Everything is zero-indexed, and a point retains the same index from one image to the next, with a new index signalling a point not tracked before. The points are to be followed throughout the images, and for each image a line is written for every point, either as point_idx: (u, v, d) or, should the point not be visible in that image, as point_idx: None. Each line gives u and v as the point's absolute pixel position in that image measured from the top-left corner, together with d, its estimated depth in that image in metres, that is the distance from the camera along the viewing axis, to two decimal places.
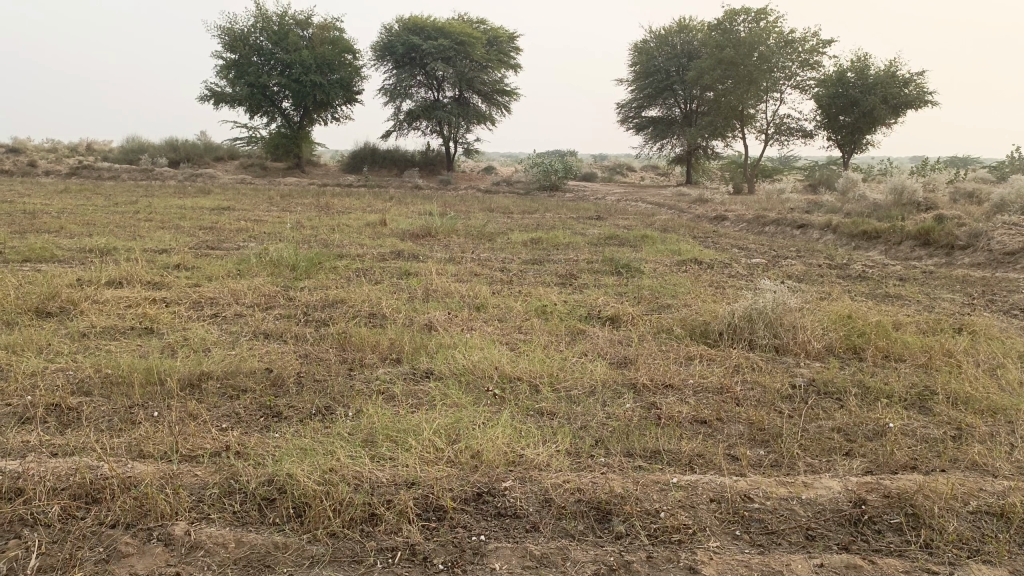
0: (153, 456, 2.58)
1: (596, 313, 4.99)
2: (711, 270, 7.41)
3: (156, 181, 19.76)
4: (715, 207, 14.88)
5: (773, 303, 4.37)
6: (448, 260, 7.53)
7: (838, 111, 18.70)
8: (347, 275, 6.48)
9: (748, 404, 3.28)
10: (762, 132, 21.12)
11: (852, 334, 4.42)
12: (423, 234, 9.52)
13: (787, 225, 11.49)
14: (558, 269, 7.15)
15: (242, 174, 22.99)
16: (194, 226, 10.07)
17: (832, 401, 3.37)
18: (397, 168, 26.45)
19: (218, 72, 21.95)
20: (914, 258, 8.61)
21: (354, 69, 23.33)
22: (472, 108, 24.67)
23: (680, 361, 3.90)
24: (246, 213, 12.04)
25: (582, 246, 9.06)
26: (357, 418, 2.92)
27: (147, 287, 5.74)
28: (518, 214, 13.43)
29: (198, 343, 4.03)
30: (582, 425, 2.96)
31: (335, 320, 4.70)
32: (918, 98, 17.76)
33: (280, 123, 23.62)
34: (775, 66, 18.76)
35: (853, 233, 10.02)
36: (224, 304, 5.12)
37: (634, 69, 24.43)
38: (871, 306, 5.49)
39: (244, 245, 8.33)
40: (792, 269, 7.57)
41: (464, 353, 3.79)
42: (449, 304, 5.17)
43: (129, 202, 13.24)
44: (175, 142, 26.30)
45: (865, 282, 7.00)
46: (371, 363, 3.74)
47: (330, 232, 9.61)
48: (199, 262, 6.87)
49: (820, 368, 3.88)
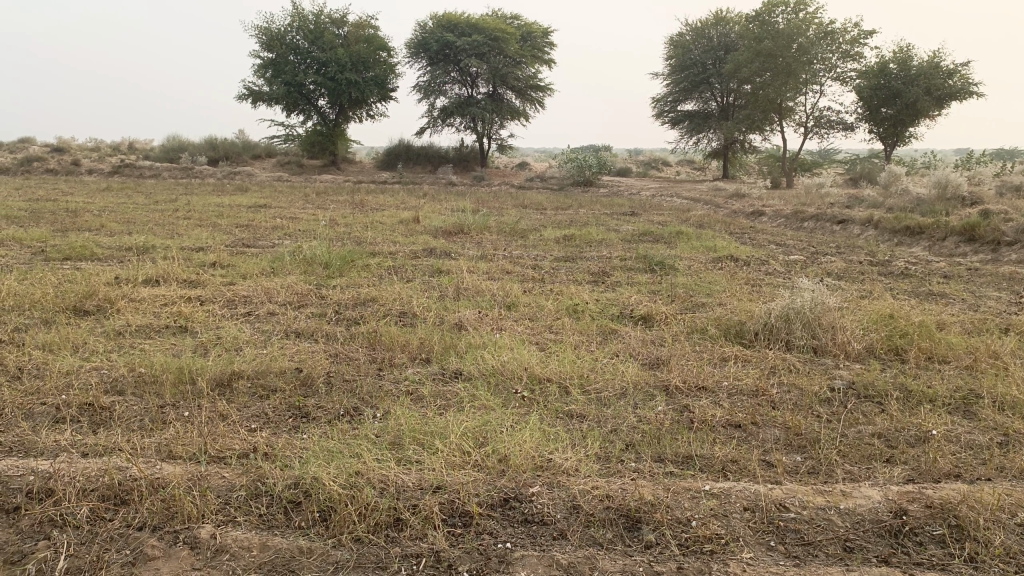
0: (182, 456, 2.59)
1: (628, 312, 4.93)
2: (747, 267, 7.27)
3: (195, 179, 20.09)
4: (752, 202, 14.65)
5: (811, 302, 4.26)
6: (480, 257, 7.51)
7: (879, 103, 18.28)
8: (379, 273, 6.49)
9: (784, 408, 3.20)
10: (801, 125, 20.75)
11: (893, 335, 4.29)
12: (456, 231, 9.51)
13: (826, 220, 11.25)
14: (591, 266, 7.07)
15: (279, 172, 23.27)
16: (231, 223, 10.19)
17: (872, 405, 3.27)
18: (432, 165, 26.54)
19: (255, 71, 22.21)
20: (959, 255, 8.37)
21: (388, 67, 23.45)
22: (506, 103, 24.64)
23: (714, 361, 3.82)
24: (282, 211, 12.17)
25: (616, 243, 8.98)
26: (385, 420, 2.90)
27: (183, 285, 5.81)
28: (552, 210, 13.36)
29: (230, 342, 4.06)
30: (612, 428, 2.91)
31: (366, 318, 4.71)
32: (963, 89, 17.29)
33: (316, 120, 23.83)
34: (815, 58, 18.41)
35: (895, 229, 9.78)
36: (257, 303, 5.15)
37: (670, 63, 24.15)
38: (914, 304, 5.34)
39: (278, 242, 8.41)
40: (831, 266, 7.40)
41: (493, 353, 3.75)
42: (480, 302, 5.15)
43: (169, 200, 13.47)
44: (214, 141, 26.71)
45: (907, 280, 6.81)
46: (401, 363, 3.73)
47: (363, 229, 9.66)
48: (234, 260, 6.95)
49: (859, 369, 3.76)
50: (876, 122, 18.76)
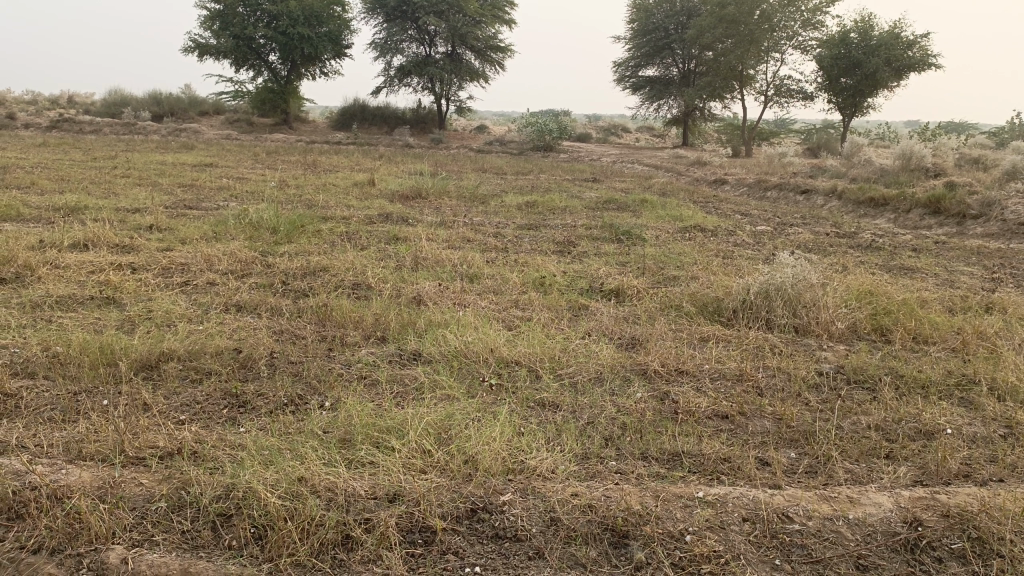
0: (94, 459, 2.22)
1: (598, 286, 4.63)
2: (715, 238, 7.04)
3: (138, 135, 19.12)
4: (714, 170, 14.52)
5: (793, 278, 4.02)
6: (438, 223, 7.18)
7: (839, 73, 18.23)
8: (331, 240, 6.08)
9: (772, 395, 2.96)
10: (762, 94, 20.61)
11: (876, 313, 4.08)
12: (413, 195, 9.08)
13: (789, 190, 11.12)
14: (556, 235, 6.76)
15: (228, 130, 22.35)
16: (173, 183, 9.60)
17: (864, 392, 3.04)
18: (388, 126, 25.79)
19: (202, 22, 21.17)
20: (923, 227, 8.28)
21: (343, 22, 22.57)
22: (465, 63, 23.99)
23: (693, 342, 3.55)
24: (228, 171, 11.55)
25: (579, 210, 8.70)
26: (336, 411, 2.57)
27: (116, 250, 5.33)
28: (512, 175, 12.97)
29: (162, 317, 3.66)
30: (588, 420, 2.63)
31: (316, 290, 4.32)
32: (922, 60, 17.18)
33: (266, 77, 22.88)
34: (776, 25, 18.17)
35: (859, 200, 9.67)
36: (196, 271, 4.72)
37: (633, 27, 23.72)
38: (889, 279, 5.16)
39: (224, 204, 7.90)
40: (800, 237, 7.23)
41: (455, 332, 3.42)
42: (440, 273, 4.80)
43: (108, 157, 12.75)
44: (159, 95, 25.47)
45: (877, 252, 6.64)
46: (353, 343, 3.38)
47: (315, 192, 9.19)
48: (173, 223, 6.44)
49: (845, 351, 3.54)
50: (835, 92, 18.68)
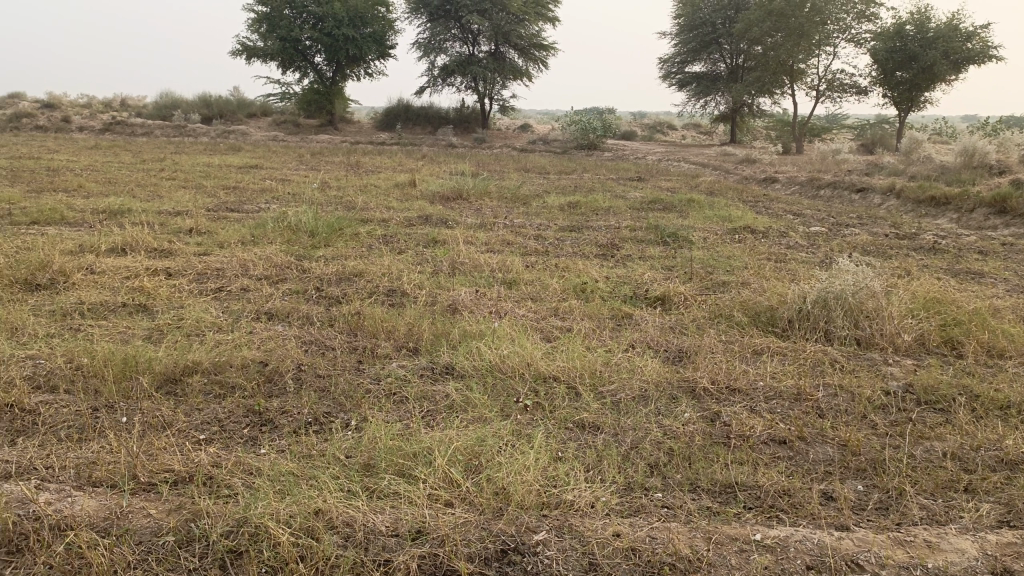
0: (104, 485, 2.10)
1: (643, 293, 4.40)
2: (766, 239, 6.74)
3: (187, 138, 19.43)
4: (764, 168, 14.11)
5: (853, 286, 3.74)
6: (478, 226, 7.02)
7: (895, 67, 17.56)
8: (369, 243, 5.97)
9: (834, 417, 2.71)
10: (813, 89, 20.01)
11: (945, 324, 3.78)
12: (454, 196, 8.95)
13: (844, 188, 10.69)
14: (599, 237, 6.55)
15: (275, 131, 22.57)
16: (217, 185, 9.63)
17: (936, 414, 2.78)
18: (432, 126, 25.78)
19: (250, 25, 21.42)
20: (988, 228, 7.83)
21: (387, 23, 22.60)
22: (508, 62, 23.83)
23: (746, 356, 3.31)
24: (272, 172, 11.58)
25: (623, 211, 8.46)
26: (361, 432, 2.42)
27: (154, 255, 5.28)
28: (555, 175, 12.76)
29: (192, 326, 3.56)
30: (632, 444, 2.43)
31: (349, 297, 4.20)
32: (983, 52, 16.46)
33: (312, 78, 23.06)
34: (828, 18, 17.59)
35: (919, 198, 9.22)
36: (230, 276, 4.64)
37: (679, 22, 23.26)
38: (955, 285, 4.82)
39: (264, 207, 7.87)
40: (857, 240, 6.88)
41: (491, 344, 3.24)
42: (477, 279, 4.63)
43: (156, 160, 12.90)
44: (208, 98, 25.86)
45: (940, 255, 6.27)
46: (384, 355, 3.22)
47: (355, 194, 9.11)
48: (213, 226, 6.40)
49: (913, 367, 3.26)
50: (890, 86, 18.01)
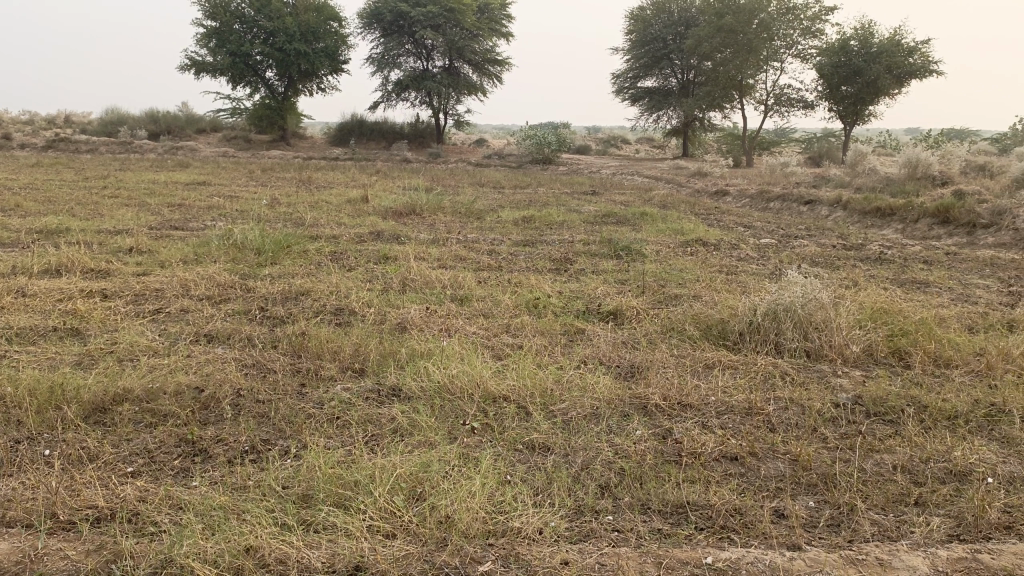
0: (18, 525, 1.96)
1: (595, 307, 4.37)
2: (718, 252, 6.78)
3: (134, 154, 18.97)
4: (716, 181, 14.30)
5: (802, 297, 3.75)
6: (431, 241, 6.93)
7: (840, 81, 17.99)
8: (318, 260, 5.84)
9: (785, 431, 2.69)
10: (762, 103, 20.41)
11: (892, 335, 3.81)
12: (407, 212, 8.84)
13: (793, 201, 10.87)
14: (553, 251, 6.51)
15: (225, 147, 22.18)
16: (162, 203, 9.37)
17: (886, 426, 2.77)
18: (386, 141, 25.62)
19: (198, 40, 21.06)
20: (932, 237, 8.01)
21: (340, 37, 22.43)
22: (462, 77, 23.84)
23: (698, 370, 3.28)
24: (221, 189, 11.33)
25: (577, 224, 8.45)
26: (300, 460, 2.31)
27: (90, 275, 5.08)
28: (510, 190, 12.74)
29: (126, 351, 3.40)
30: (582, 465, 2.37)
31: (295, 317, 4.07)
32: (924, 67, 16.97)
33: (264, 93, 22.74)
34: (775, 34, 17.98)
35: (865, 209, 9.40)
36: (170, 297, 4.48)
37: (631, 38, 23.54)
38: (902, 295, 4.89)
39: (211, 225, 7.66)
40: (806, 251, 6.97)
41: (439, 363, 3.15)
42: (428, 296, 4.55)
43: (99, 177, 12.52)
44: (156, 114, 25.32)
45: (886, 266, 6.37)
46: (328, 377, 3.11)
47: (306, 210, 8.93)
48: (155, 245, 6.20)
49: (862, 378, 3.27)
50: (836, 100, 18.44)
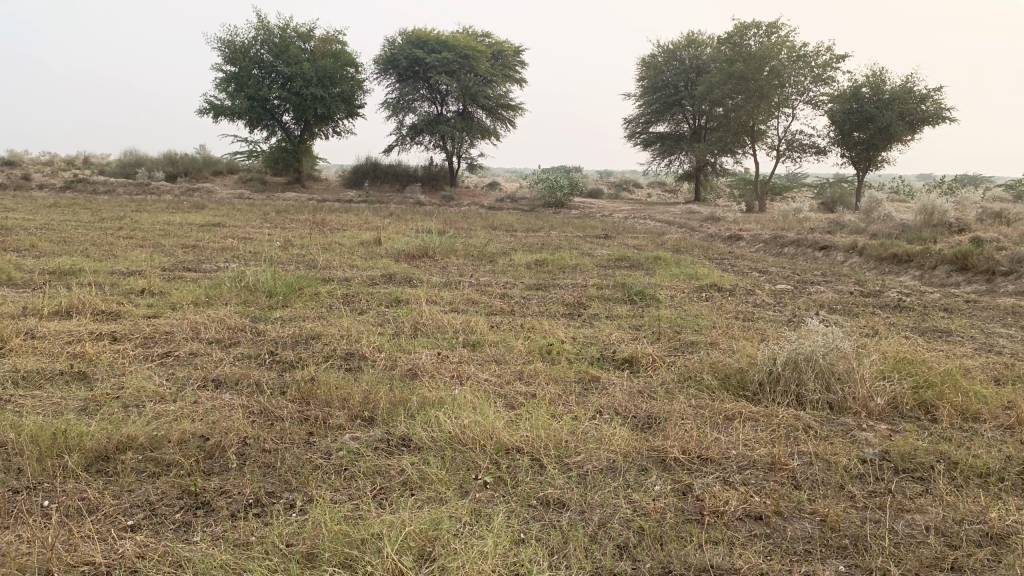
0: None
1: (611, 354, 4.28)
2: (733, 297, 6.70)
3: (151, 196, 19.18)
4: (728, 225, 14.27)
5: (823, 347, 3.66)
6: (443, 285, 6.90)
7: (852, 127, 18.03)
8: (330, 303, 5.79)
9: (810, 489, 2.58)
10: (774, 148, 20.50)
11: (918, 386, 3.69)
12: (420, 254, 8.83)
13: (807, 246, 10.79)
14: (566, 296, 6.44)
15: (241, 189, 22.41)
16: (176, 244, 9.40)
17: (917, 484, 2.65)
18: (400, 183, 25.83)
19: (217, 85, 21.45)
20: (951, 284, 7.90)
21: (356, 83, 22.79)
22: (476, 122, 24.12)
23: (717, 422, 3.18)
24: (235, 231, 11.39)
25: (590, 268, 8.41)
26: (305, 516, 2.23)
27: (101, 317, 5.05)
28: (522, 232, 12.75)
29: (132, 397, 3.33)
30: (599, 523, 2.27)
31: (304, 362, 4.01)
32: (936, 114, 17.03)
33: (280, 137, 23.04)
34: (786, 81, 18.12)
35: (881, 255, 9.31)
36: (180, 340, 4.43)
37: (642, 84, 23.81)
38: (924, 344, 4.78)
39: (223, 266, 7.66)
40: (823, 297, 6.87)
41: (451, 412, 3.07)
42: (440, 341, 4.48)
43: (115, 218, 12.63)
44: (174, 156, 25.69)
45: (906, 313, 6.26)
46: (337, 426, 3.03)
47: (319, 252, 8.93)
48: (167, 286, 6.18)
49: (888, 432, 3.16)
50: (848, 146, 18.48)
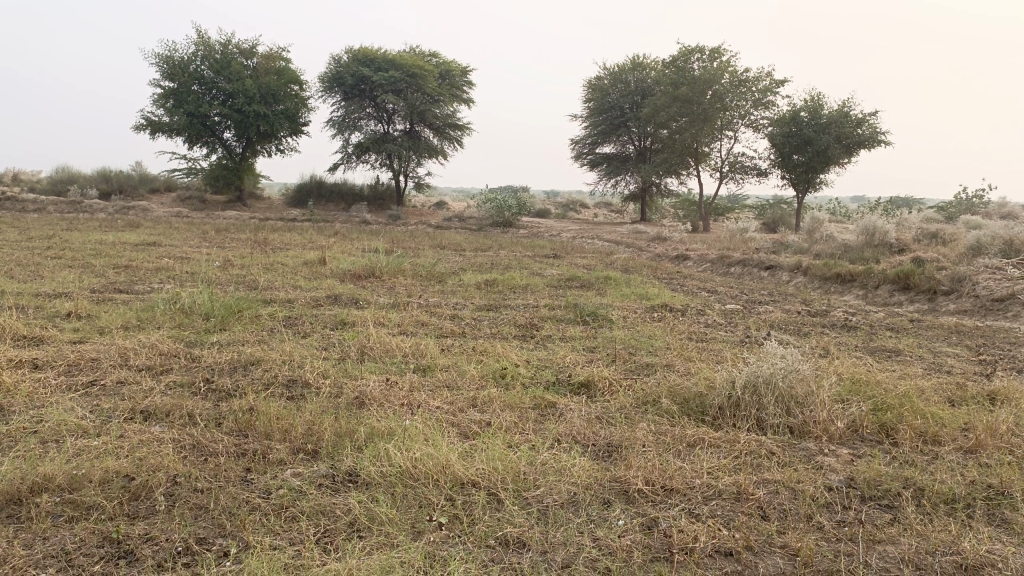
0: None
1: (566, 378, 4.15)
2: (684, 318, 6.66)
3: (83, 214, 18.45)
4: (675, 245, 14.38)
5: (783, 369, 3.59)
6: (391, 306, 6.69)
7: (792, 150, 18.46)
8: (271, 326, 5.53)
9: (779, 520, 2.48)
10: (717, 170, 20.84)
11: (875, 409, 3.65)
12: (366, 275, 8.59)
13: (753, 266, 10.91)
14: (517, 317, 6.31)
15: (179, 207, 21.76)
16: (107, 264, 8.98)
17: (886, 513, 2.58)
18: (345, 202, 25.45)
19: (155, 100, 20.85)
20: (894, 303, 8.04)
21: (300, 100, 22.42)
22: (423, 141, 23.96)
23: (679, 449, 3.07)
24: (172, 250, 10.95)
25: (541, 288, 8.31)
26: (241, 566, 2.02)
27: (22, 343, 4.70)
28: (471, 252, 12.61)
29: (51, 431, 3.05)
30: (563, 565, 2.11)
31: (243, 390, 3.76)
32: (871, 138, 17.55)
33: (221, 154, 22.48)
34: (729, 104, 18.47)
35: (826, 275, 9.45)
36: (107, 368, 4.13)
37: (589, 106, 24.02)
38: (875, 364, 4.78)
39: (158, 288, 7.31)
40: (772, 317, 6.89)
41: (400, 444, 2.88)
42: (389, 366, 4.29)
43: (44, 237, 12.04)
44: (109, 173, 24.83)
45: (854, 333, 6.31)
46: (278, 461, 2.81)
47: (261, 273, 8.62)
48: (96, 309, 5.83)
49: (851, 457, 3.09)
50: (789, 169, 18.90)
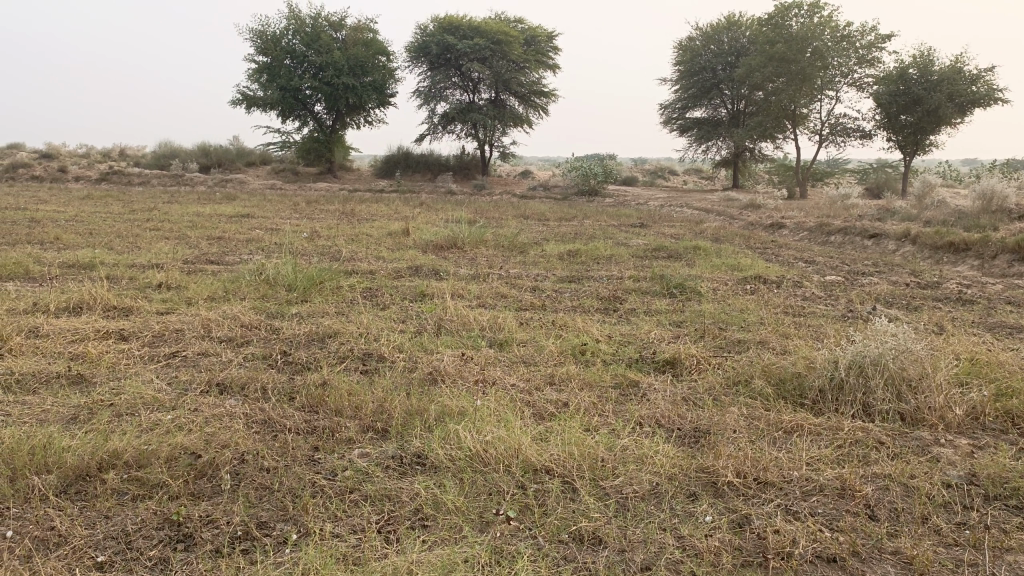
0: None
1: (650, 355, 3.92)
2: (780, 290, 6.26)
3: (184, 187, 19.18)
4: (770, 213, 13.71)
5: (893, 349, 3.25)
6: (471, 277, 6.57)
7: (899, 110, 17.27)
8: (351, 298, 5.50)
9: (890, 522, 2.20)
10: (816, 133, 19.76)
11: (1000, 394, 3.26)
12: (448, 245, 8.51)
13: (855, 234, 10.25)
14: (601, 289, 6.07)
15: (273, 180, 22.36)
16: (201, 235, 9.22)
17: (1017, 517, 2.25)
18: (432, 173, 25.57)
19: (249, 75, 21.36)
20: (1013, 275, 7.35)
21: (387, 71, 22.53)
22: (509, 109, 23.72)
23: (774, 436, 2.81)
24: (264, 222, 11.19)
25: (626, 259, 8.02)
26: (298, 555, 1.91)
27: (112, 314, 4.81)
28: (555, 222, 12.38)
29: (129, 404, 3.06)
30: (642, 567, 1.92)
31: (318, 364, 3.70)
32: (988, 95, 16.19)
33: (312, 127, 22.89)
34: (829, 63, 17.41)
35: (937, 244, 8.75)
36: (189, 340, 4.15)
37: (679, 68, 23.18)
38: (998, 343, 4.30)
39: (247, 259, 7.43)
40: (877, 290, 6.40)
41: (472, 426, 2.72)
42: (465, 341, 4.16)
43: (146, 209, 12.53)
44: (208, 147, 25.73)
45: (970, 307, 5.77)
46: (346, 439, 2.72)
47: (345, 244, 8.66)
48: (185, 280, 5.95)
49: (973, 449, 2.75)
50: (895, 130, 17.68)
